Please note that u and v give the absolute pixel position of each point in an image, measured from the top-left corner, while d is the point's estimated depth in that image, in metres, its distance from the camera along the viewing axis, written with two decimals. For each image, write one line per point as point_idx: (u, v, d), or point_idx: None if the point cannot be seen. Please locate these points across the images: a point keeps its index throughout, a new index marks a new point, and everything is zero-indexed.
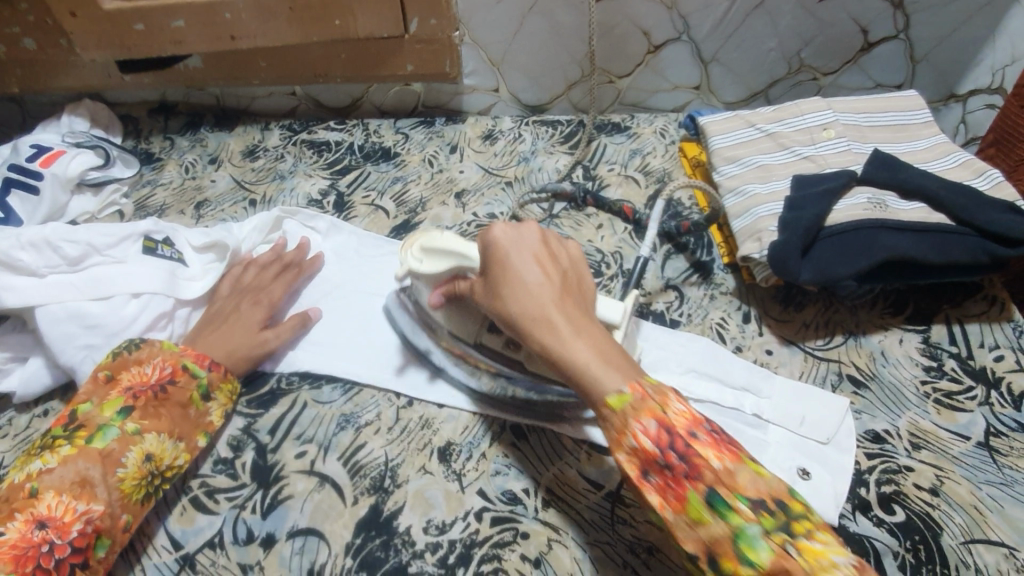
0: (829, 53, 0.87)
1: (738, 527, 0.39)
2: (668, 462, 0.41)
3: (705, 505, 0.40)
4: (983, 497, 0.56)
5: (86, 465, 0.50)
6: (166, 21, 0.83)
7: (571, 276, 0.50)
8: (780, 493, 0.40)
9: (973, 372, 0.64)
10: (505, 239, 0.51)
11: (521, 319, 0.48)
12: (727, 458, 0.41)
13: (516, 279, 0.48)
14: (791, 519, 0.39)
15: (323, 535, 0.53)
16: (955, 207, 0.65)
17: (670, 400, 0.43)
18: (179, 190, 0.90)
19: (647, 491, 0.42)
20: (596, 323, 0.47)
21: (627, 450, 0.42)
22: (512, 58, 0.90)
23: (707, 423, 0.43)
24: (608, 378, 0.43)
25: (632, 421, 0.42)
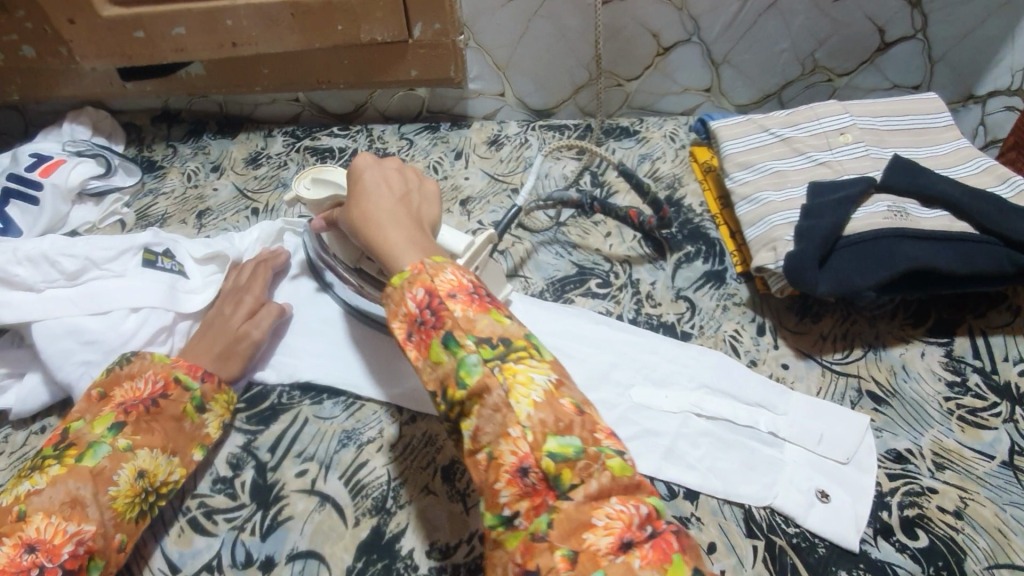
0: (843, 55, 0.84)
1: (460, 358, 0.41)
2: (421, 316, 0.44)
3: (441, 346, 0.42)
4: (1010, 519, 0.53)
5: (76, 485, 0.49)
6: (168, 28, 0.82)
7: (415, 196, 0.55)
8: (510, 333, 0.43)
9: (997, 388, 0.61)
10: (362, 161, 0.56)
11: (354, 221, 0.53)
12: (472, 308, 0.43)
13: (362, 188, 0.54)
14: (509, 350, 0.42)
15: (323, 558, 0.51)
16: (980, 214, 0.63)
17: (443, 271, 0.45)
18: (182, 199, 0.89)
19: (410, 349, 0.44)
20: (422, 227, 0.51)
21: (399, 316, 0.45)
22: (517, 62, 0.88)
23: (472, 286, 0.45)
24: (404, 258, 0.47)
25: (406, 292, 0.45)
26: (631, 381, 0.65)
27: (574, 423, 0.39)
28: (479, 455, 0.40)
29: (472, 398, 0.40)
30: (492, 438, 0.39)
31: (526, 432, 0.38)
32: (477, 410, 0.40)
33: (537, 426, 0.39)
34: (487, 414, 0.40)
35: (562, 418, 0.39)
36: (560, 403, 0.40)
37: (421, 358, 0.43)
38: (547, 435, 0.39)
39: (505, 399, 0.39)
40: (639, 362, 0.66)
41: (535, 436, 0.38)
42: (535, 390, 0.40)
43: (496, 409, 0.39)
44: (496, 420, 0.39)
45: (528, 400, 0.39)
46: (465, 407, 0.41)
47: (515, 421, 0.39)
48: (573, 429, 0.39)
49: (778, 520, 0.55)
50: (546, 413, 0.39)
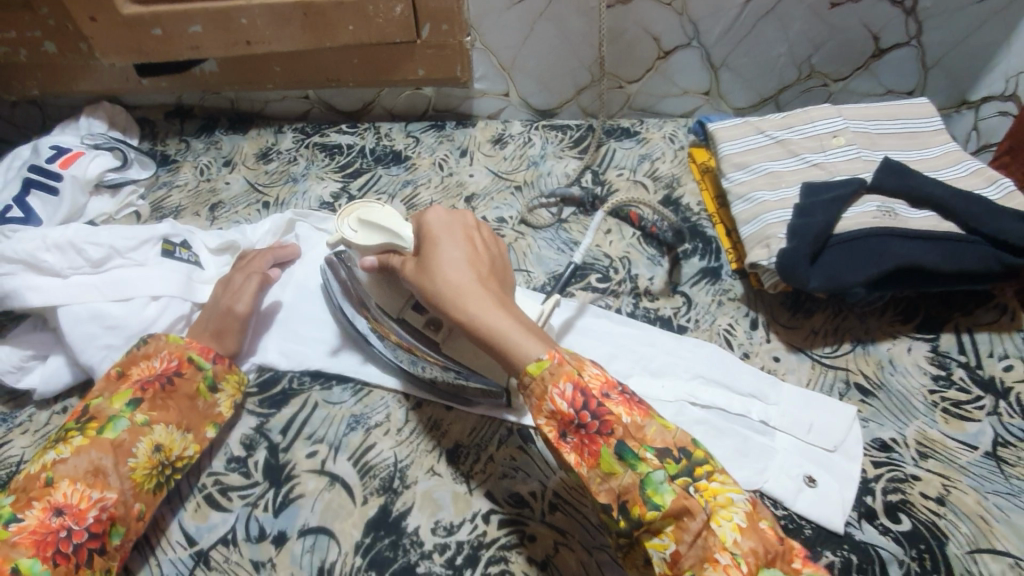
0: (839, 60, 0.87)
1: (644, 473, 0.41)
2: (583, 421, 0.43)
3: (614, 456, 0.42)
4: (990, 506, 0.56)
5: (99, 455, 0.51)
6: (184, 26, 0.85)
7: (495, 267, 0.54)
8: (684, 443, 0.44)
9: (981, 382, 0.64)
10: (438, 228, 0.55)
11: (444, 291, 0.50)
12: (637, 413, 0.44)
13: (444, 259, 0.52)
14: (693, 464, 0.43)
15: (333, 533, 0.54)
16: (966, 215, 0.65)
17: (586, 365, 0.45)
18: (194, 191, 0.92)
19: (566, 450, 0.44)
20: (518, 306, 0.51)
21: (547, 415, 0.45)
22: (522, 63, 0.91)
23: (621, 385, 0.45)
24: (531, 344, 0.46)
25: (551, 389, 0.44)
26: (629, 371, 0.68)
27: (781, 554, 0.40)
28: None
29: (667, 519, 0.41)
30: (693, 562, 0.40)
31: (737, 559, 0.39)
32: (675, 533, 0.41)
33: (748, 555, 0.39)
34: (688, 538, 0.40)
35: (769, 547, 0.40)
36: (762, 527, 0.41)
37: (588, 467, 0.43)
38: (759, 565, 0.39)
39: (706, 522, 0.40)
40: (637, 353, 0.69)
41: (748, 566, 0.39)
42: (735, 513, 0.41)
43: (697, 534, 0.40)
44: (698, 544, 0.40)
45: (731, 523, 0.40)
46: (655, 525, 0.41)
47: (721, 546, 0.40)
48: (779, 559, 0.40)
49: (767, 502, 0.58)
50: (754, 541, 0.40)
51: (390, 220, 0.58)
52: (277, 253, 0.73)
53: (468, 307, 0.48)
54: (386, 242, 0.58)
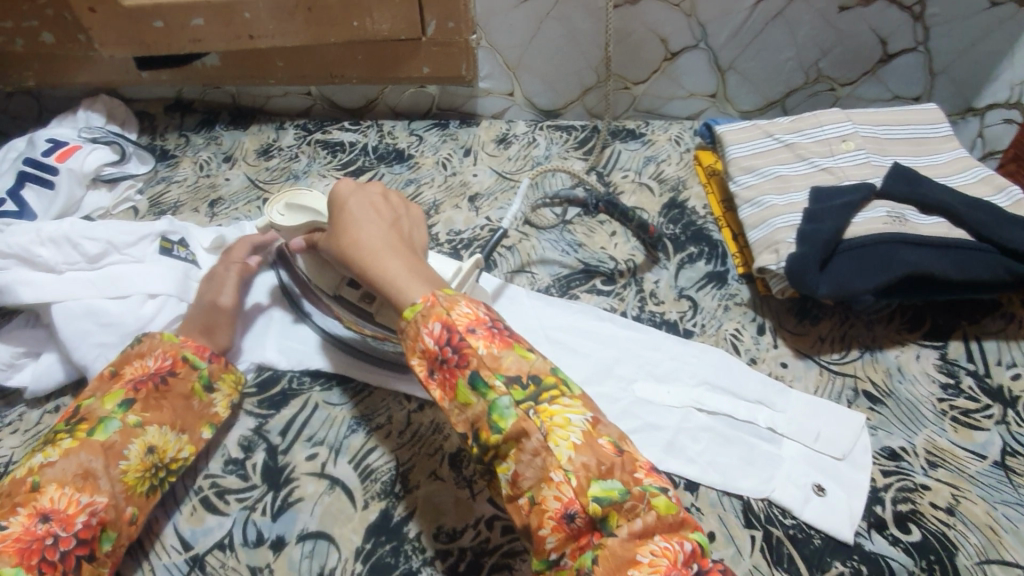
0: (847, 65, 0.86)
1: (492, 401, 0.42)
2: (445, 356, 0.44)
3: (468, 387, 0.43)
4: (999, 517, 0.55)
5: (89, 458, 0.50)
6: (185, 19, 0.84)
7: (403, 225, 0.56)
8: (538, 370, 0.44)
9: (990, 391, 0.63)
10: (346, 188, 0.56)
11: (346, 250, 0.52)
12: (495, 345, 0.44)
13: (349, 217, 0.54)
14: (540, 390, 0.43)
15: (333, 538, 0.53)
16: (977, 223, 0.64)
17: (458, 304, 0.46)
18: (194, 187, 0.90)
19: (433, 387, 0.45)
20: (418, 256, 0.52)
21: (418, 354, 0.46)
22: (527, 62, 0.90)
23: (489, 322, 0.46)
24: (411, 290, 0.48)
25: (421, 328, 0.45)
26: (634, 376, 0.67)
27: (616, 466, 0.41)
28: (521, 498, 0.42)
29: (508, 442, 0.42)
30: (533, 482, 0.41)
31: (568, 476, 0.40)
32: (516, 454, 0.42)
33: (579, 470, 0.40)
34: (527, 459, 0.41)
35: (603, 460, 0.41)
36: (599, 444, 0.42)
37: (448, 400, 0.44)
38: (591, 479, 0.40)
39: (544, 443, 0.41)
40: (642, 358, 0.68)
41: (578, 481, 0.40)
42: (573, 433, 0.42)
43: (535, 454, 0.41)
44: (536, 464, 0.41)
45: (567, 442, 0.41)
46: (501, 450, 0.42)
47: (557, 465, 0.41)
48: (614, 471, 0.41)
49: (776, 511, 0.57)
50: (586, 456, 0.41)
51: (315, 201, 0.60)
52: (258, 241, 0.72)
53: (365, 261, 0.51)
54: (308, 222, 0.59)
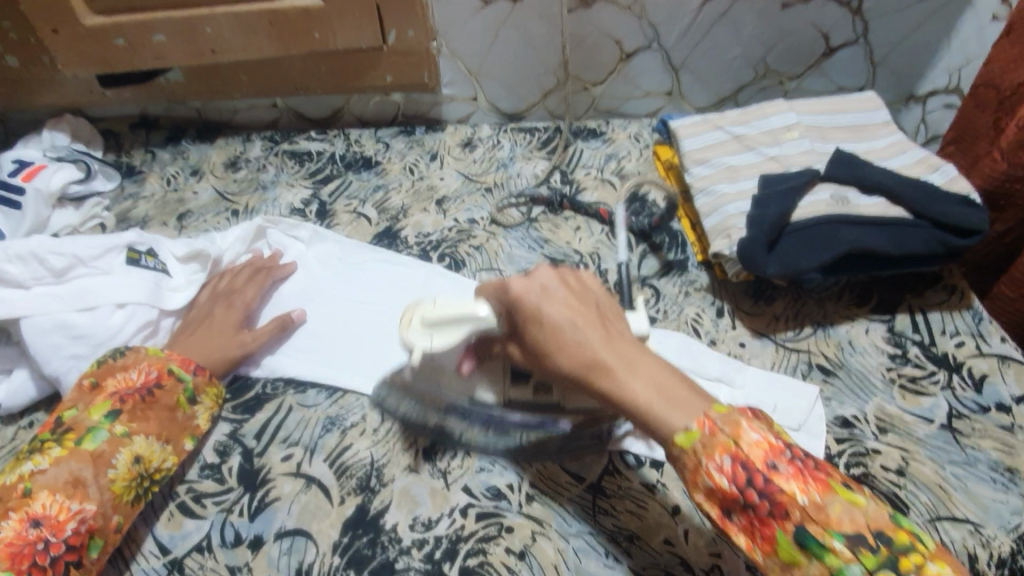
0: (792, 59, 0.91)
1: (836, 567, 0.36)
2: (751, 502, 0.38)
3: (795, 545, 0.37)
4: (948, 476, 0.58)
5: (78, 466, 0.52)
6: (147, 36, 0.86)
7: (607, 312, 0.47)
8: (879, 523, 0.37)
9: (935, 358, 0.67)
10: (528, 294, 0.46)
11: (576, 373, 0.44)
12: (814, 490, 0.38)
13: (555, 333, 0.45)
14: (895, 553, 0.35)
15: (310, 535, 0.54)
16: (913, 201, 0.68)
17: (743, 429, 0.39)
18: (162, 202, 0.91)
19: (735, 532, 0.40)
20: (654, 357, 0.44)
21: (705, 492, 0.40)
22: (488, 68, 0.93)
23: (786, 448, 0.39)
24: (676, 412, 0.41)
25: (706, 463, 0.39)
26: None
27: None
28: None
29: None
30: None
31: None
32: None
33: None
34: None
35: None
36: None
37: (766, 555, 0.38)
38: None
39: None
40: None
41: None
42: None
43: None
44: None
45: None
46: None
47: None
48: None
49: None
50: None
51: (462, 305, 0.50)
52: (263, 267, 0.75)
53: (599, 385, 0.43)
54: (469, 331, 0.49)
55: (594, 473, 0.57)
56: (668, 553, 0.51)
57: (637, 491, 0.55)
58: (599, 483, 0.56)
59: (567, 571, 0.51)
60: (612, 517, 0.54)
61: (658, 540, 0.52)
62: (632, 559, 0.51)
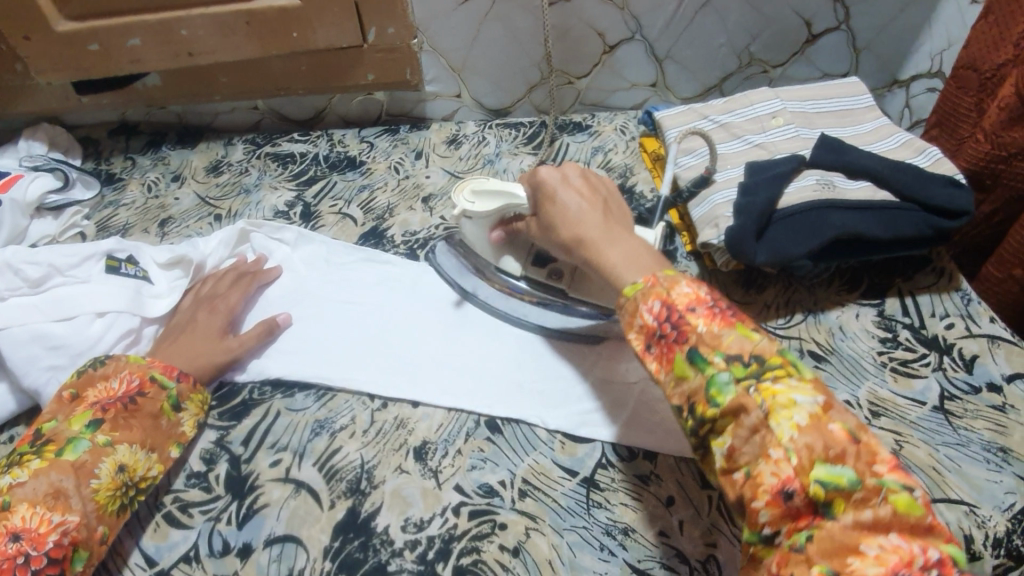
0: (776, 47, 0.90)
1: (711, 376, 0.43)
2: (664, 331, 0.46)
3: (687, 362, 0.44)
4: (942, 458, 0.58)
5: (59, 477, 0.51)
6: (122, 40, 0.84)
7: (612, 205, 0.57)
8: (763, 351, 0.43)
9: (925, 341, 0.67)
10: (550, 180, 0.57)
11: (567, 242, 0.54)
12: (716, 323, 0.44)
13: (561, 208, 0.55)
14: (764, 368, 0.42)
15: (300, 540, 0.53)
16: (900, 184, 0.68)
17: (678, 284, 0.47)
18: (143, 209, 0.89)
19: (649, 360, 0.46)
20: (633, 236, 0.53)
21: (637, 330, 0.47)
22: (472, 64, 0.92)
23: (709, 300, 0.46)
24: (628, 270, 0.49)
25: (640, 305, 0.47)
26: None
27: (848, 452, 0.38)
28: (736, 473, 0.40)
29: (726, 418, 0.41)
30: (750, 458, 0.40)
31: (789, 454, 0.38)
32: (733, 429, 0.41)
33: (802, 450, 0.38)
34: (745, 434, 0.40)
35: (832, 445, 0.38)
36: (829, 428, 0.39)
37: (665, 372, 0.45)
38: (815, 461, 0.38)
39: (766, 421, 0.40)
40: None
41: (800, 460, 0.38)
42: (799, 413, 0.40)
43: (755, 431, 0.40)
44: (756, 441, 0.40)
45: (791, 422, 0.39)
46: (719, 424, 0.42)
47: (777, 442, 0.39)
48: (846, 458, 0.38)
49: None
50: (812, 438, 0.38)
51: (505, 184, 0.63)
52: (248, 272, 0.74)
53: (583, 252, 0.53)
54: (505, 205, 0.62)
55: (586, 467, 0.56)
56: (663, 545, 0.51)
57: (630, 483, 0.55)
58: (592, 476, 0.56)
59: (562, 566, 0.50)
60: (606, 511, 0.53)
61: (652, 531, 0.52)
62: (627, 552, 0.51)
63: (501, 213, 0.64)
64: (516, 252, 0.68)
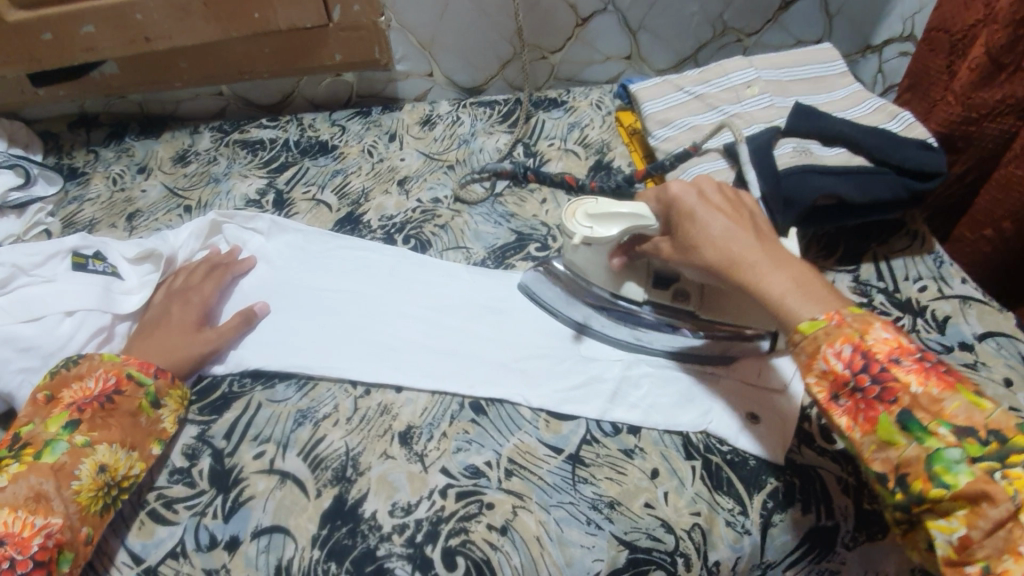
0: (749, 14, 0.89)
1: (934, 450, 0.39)
2: (861, 385, 0.42)
3: (897, 426, 0.40)
4: None
5: (39, 480, 0.50)
6: (76, 27, 0.81)
7: (760, 223, 0.52)
8: (999, 425, 0.38)
9: (900, 304, 0.68)
10: (685, 194, 0.53)
11: (716, 265, 0.50)
12: (933, 384, 0.40)
13: (705, 227, 0.51)
14: (1007, 450, 0.37)
15: (288, 530, 0.53)
16: (875, 148, 0.68)
17: (873, 328, 0.43)
18: (109, 203, 0.86)
19: (837, 413, 0.43)
20: (796, 263, 0.49)
21: (818, 376, 0.44)
22: (442, 41, 0.89)
23: (918, 353, 0.42)
24: (804, 303, 0.45)
25: (827, 349, 0.43)
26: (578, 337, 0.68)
27: None
28: (969, 566, 0.37)
29: (958, 501, 0.38)
30: (991, 551, 0.37)
31: None
32: (968, 516, 0.37)
33: None
34: (986, 526, 0.37)
35: None
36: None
37: (864, 433, 0.41)
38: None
39: (1013, 514, 0.36)
40: None
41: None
42: None
43: (999, 523, 0.36)
44: (999, 535, 0.36)
45: None
46: (942, 506, 0.38)
47: None
48: None
49: (713, 441, 0.56)
50: None
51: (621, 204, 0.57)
52: (223, 263, 0.73)
53: (738, 278, 0.49)
54: (629, 227, 0.56)
55: (571, 444, 0.57)
56: (649, 516, 0.52)
57: (615, 457, 0.56)
58: (578, 453, 0.56)
59: (550, 542, 0.51)
60: (592, 486, 0.54)
61: (638, 503, 0.52)
62: (614, 525, 0.51)
63: (621, 237, 0.57)
64: (636, 277, 0.62)
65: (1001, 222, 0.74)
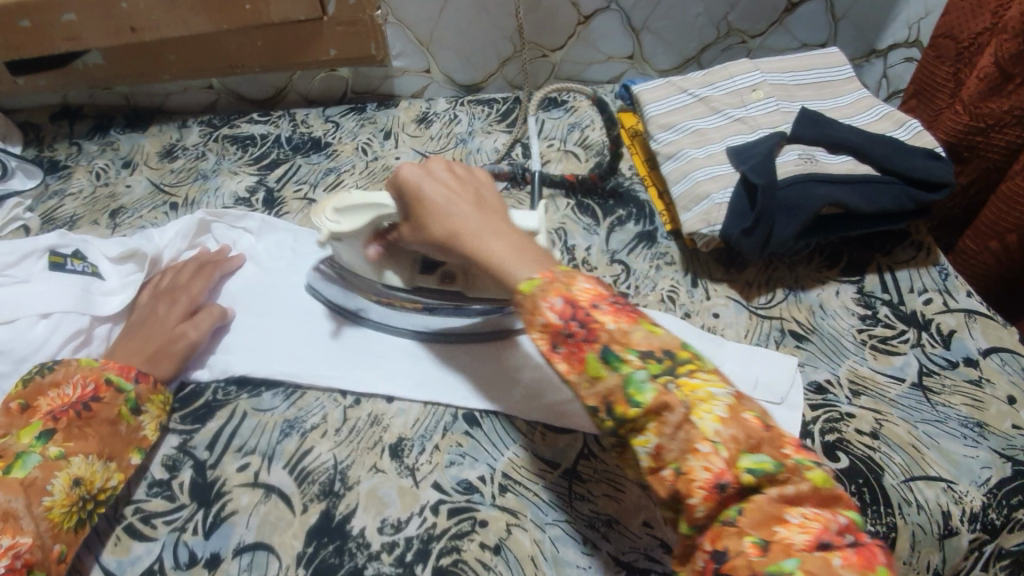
0: (754, 17, 0.87)
1: (627, 375, 0.38)
2: (570, 330, 0.40)
3: (600, 361, 0.39)
4: (920, 434, 0.57)
5: (7, 498, 0.47)
6: (56, 15, 0.78)
7: (484, 191, 0.52)
8: (670, 346, 0.39)
9: (904, 317, 0.66)
10: (413, 175, 0.52)
11: (439, 234, 0.49)
12: (624, 321, 0.40)
13: (428, 203, 0.50)
14: (676, 363, 0.38)
15: (271, 548, 0.50)
16: (881, 157, 0.67)
17: (578, 279, 0.42)
18: (91, 199, 0.83)
19: (558, 361, 0.41)
20: (508, 225, 0.49)
21: (539, 329, 0.41)
22: (440, 37, 0.87)
23: (611, 295, 0.41)
24: (521, 267, 0.44)
25: (541, 301, 0.41)
26: None
27: (765, 439, 0.37)
28: (665, 471, 0.37)
29: (649, 417, 0.37)
30: (677, 454, 0.37)
31: (718, 447, 0.36)
32: (656, 427, 0.37)
33: (729, 442, 0.36)
34: (670, 431, 0.37)
35: (753, 434, 0.36)
36: (745, 417, 0.37)
37: (576, 373, 0.40)
38: (740, 451, 0.36)
39: (688, 416, 0.37)
40: None
41: (729, 452, 0.36)
42: (717, 404, 0.37)
43: (678, 427, 0.37)
44: (680, 437, 0.37)
45: (712, 415, 0.37)
46: (639, 423, 0.38)
47: (702, 437, 0.36)
48: (764, 445, 0.36)
49: None
50: (735, 428, 0.36)
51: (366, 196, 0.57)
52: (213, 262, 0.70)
53: (457, 245, 0.48)
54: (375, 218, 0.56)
55: (568, 459, 0.55)
56: (648, 536, 0.50)
57: (614, 473, 0.54)
58: (575, 467, 0.54)
59: (545, 563, 0.49)
60: (588, 503, 0.52)
61: (637, 522, 0.51)
62: (611, 544, 0.50)
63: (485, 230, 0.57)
64: (395, 267, 0.62)
65: (1007, 235, 0.73)
